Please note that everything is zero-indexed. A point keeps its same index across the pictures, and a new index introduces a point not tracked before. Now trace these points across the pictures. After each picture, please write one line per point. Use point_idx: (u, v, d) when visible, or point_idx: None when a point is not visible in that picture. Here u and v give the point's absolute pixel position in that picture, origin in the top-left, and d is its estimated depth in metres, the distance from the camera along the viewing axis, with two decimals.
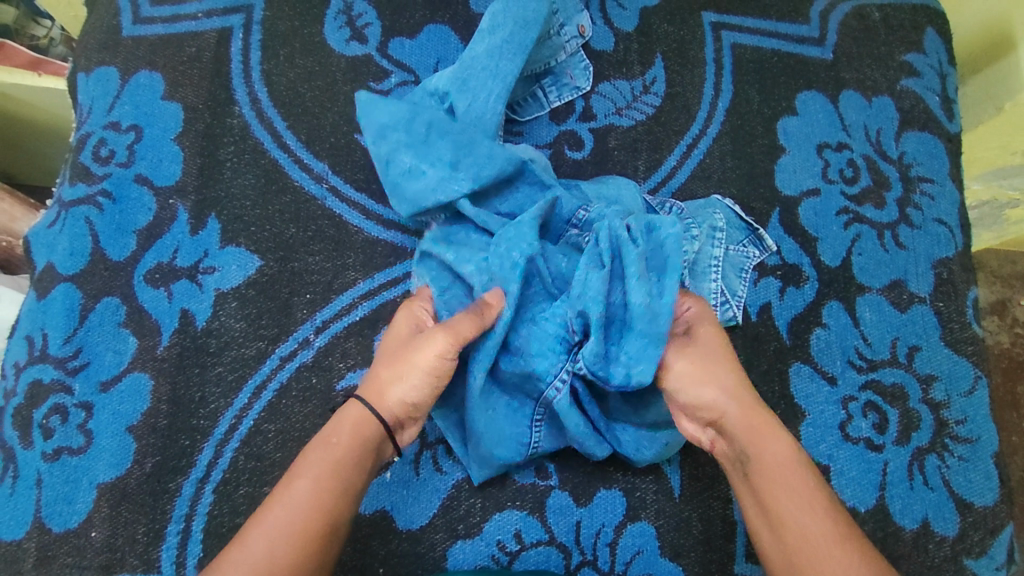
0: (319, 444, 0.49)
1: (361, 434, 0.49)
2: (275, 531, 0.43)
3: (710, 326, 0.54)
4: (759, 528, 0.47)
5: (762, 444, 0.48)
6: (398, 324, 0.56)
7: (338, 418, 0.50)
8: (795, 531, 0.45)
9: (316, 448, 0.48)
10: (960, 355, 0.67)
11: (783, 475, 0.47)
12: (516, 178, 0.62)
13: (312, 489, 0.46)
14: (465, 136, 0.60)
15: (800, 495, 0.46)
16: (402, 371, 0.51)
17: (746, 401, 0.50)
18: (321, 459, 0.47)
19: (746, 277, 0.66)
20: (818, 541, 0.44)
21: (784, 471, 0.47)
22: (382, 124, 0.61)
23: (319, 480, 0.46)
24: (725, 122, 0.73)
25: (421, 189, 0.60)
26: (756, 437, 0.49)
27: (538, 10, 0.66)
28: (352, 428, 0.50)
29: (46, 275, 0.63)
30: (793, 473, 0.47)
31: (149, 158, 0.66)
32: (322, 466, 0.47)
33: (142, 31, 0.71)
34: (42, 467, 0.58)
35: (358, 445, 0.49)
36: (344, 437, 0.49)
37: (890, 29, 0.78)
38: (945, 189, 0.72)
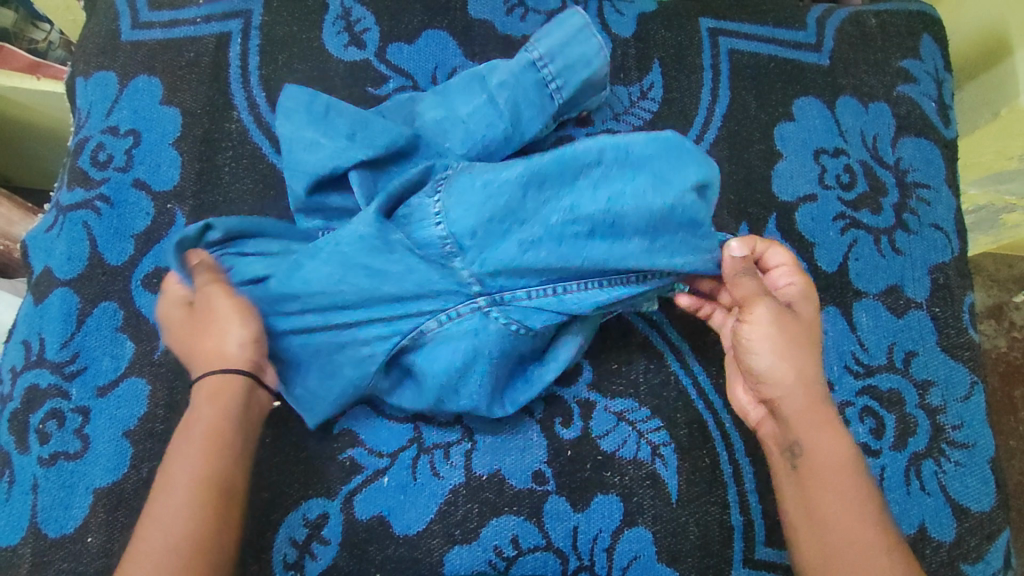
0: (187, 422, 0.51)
1: (222, 400, 0.52)
2: (171, 515, 0.47)
3: (808, 309, 0.55)
4: (798, 520, 0.50)
5: (816, 442, 0.51)
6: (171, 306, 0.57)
7: (196, 392, 0.53)
8: (838, 531, 0.48)
9: (184, 429, 0.51)
10: (956, 360, 0.67)
11: (829, 475, 0.50)
12: (413, 151, 0.64)
13: (198, 469, 0.49)
14: (361, 114, 0.62)
15: (849, 499, 0.49)
16: (208, 326, 0.54)
17: (811, 397, 0.52)
18: (197, 438, 0.50)
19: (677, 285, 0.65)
20: (863, 547, 0.48)
21: (831, 473, 0.50)
22: (289, 107, 0.62)
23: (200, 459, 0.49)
24: (722, 128, 0.73)
25: (317, 159, 0.60)
26: (812, 433, 0.51)
27: (534, 116, 0.66)
28: (211, 396, 0.52)
29: (44, 280, 0.63)
30: (842, 475, 0.50)
31: (147, 163, 0.66)
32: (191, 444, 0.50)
33: (141, 36, 0.71)
34: (39, 472, 0.57)
35: (216, 411, 0.52)
36: (210, 403, 0.52)
37: (887, 36, 0.78)
38: (942, 194, 0.73)
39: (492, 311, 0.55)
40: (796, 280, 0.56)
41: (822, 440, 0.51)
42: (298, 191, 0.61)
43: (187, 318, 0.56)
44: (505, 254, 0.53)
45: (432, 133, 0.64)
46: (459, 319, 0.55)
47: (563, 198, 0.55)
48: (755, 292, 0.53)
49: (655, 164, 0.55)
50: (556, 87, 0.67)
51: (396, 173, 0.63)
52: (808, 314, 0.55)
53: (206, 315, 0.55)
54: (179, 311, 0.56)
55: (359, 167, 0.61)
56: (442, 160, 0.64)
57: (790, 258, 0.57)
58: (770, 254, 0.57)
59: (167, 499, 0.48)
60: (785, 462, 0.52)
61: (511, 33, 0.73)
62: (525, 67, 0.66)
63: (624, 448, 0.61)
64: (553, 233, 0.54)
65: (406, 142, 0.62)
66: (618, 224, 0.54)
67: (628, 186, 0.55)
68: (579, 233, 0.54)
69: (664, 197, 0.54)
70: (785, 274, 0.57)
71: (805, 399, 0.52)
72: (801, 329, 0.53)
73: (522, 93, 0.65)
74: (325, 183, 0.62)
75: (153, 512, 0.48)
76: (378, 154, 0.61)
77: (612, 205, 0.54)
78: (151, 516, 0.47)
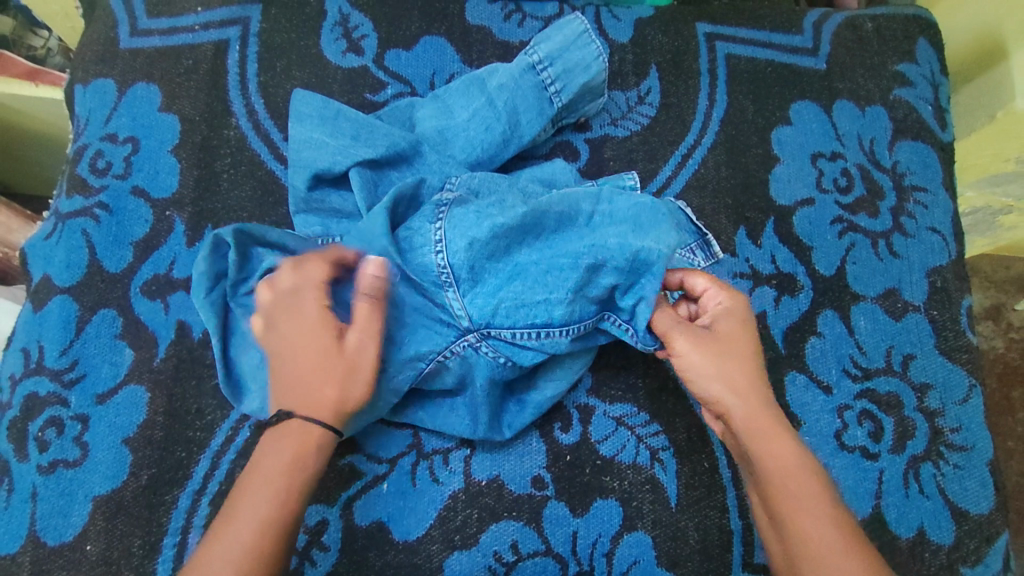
0: (262, 460, 0.49)
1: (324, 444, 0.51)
2: (239, 554, 0.46)
3: (736, 321, 0.55)
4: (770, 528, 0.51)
5: (765, 445, 0.52)
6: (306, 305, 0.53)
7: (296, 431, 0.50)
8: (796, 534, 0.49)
9: (257, 470, 0.49)
10: (954, 363, 0.67)
11: (783, 472, 0.50)
12: (413, 157, 0.64)
13: (274, 510, 0.47)
14: (367, 118, 0.64)
15: (802, 501, 0.49)
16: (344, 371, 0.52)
17: (752, 399, 0.53)
18: (268, 482, 0.48)
19: None
20: (818, 549, 0.47)
21: (784, 474, 0.50)
22: (300, 111, 0.64)
23: (275, 498, 0.48)
24: (720, 132, 0.73)
25: (321, 157, 0.62)
26: (758, 440, 0.52)
27: (532, 119, 0.67)
28: (316, 446, 0.50)
29: (43, 288, 0.63)
30: (796, 475, 0.50)
31: (146, 170, 0.66)
32: (273, 485, 0.48)
33: (140, 43, 0.71)
34: (38, 480, 0.57)
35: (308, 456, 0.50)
36: (310, 456, 0.50)
37: (883, 40, 0.78)
38: (939, 197, 0.73)
39: (481, 344, 0.56)
40: (724, 300, 0.56)
41: (768, 446, 0.51)
42: (300, 187, 0.63)
43: (319, 339, 0.52)
44: (498, 287, 0.54)
45: (434, 136, 0.65)
46: (449, 352, 0.56)
47: (557, 243, 0.55)
48: (673, 323, 0.55)
49: (653, 223, 0.55)
50: (555, 91, 0.67)
51: (397, 177, 0.63)
52: (731, 328, 0.55)
53: (341, 353, 0.52)
54: (320, 329, 0.52)
55: (362, 164, 0.62)
56: (439, 169, 0.64)
57: (710, 281, 0.57)
58: (690, 283, 0.57)
59: (240, 534, 0.46)
60: (748, 471, 0.53)
61: (509, 38, 0.73)
62: (526, 72, 0.67)
63: (623, 453, 0.61)
64: (548, 274, 0.54)
65: (407, 145, 0.63)
66: (611, 272, 0.54)
67: (625, 235, 0.54)
68: (572, 278, 0.53)
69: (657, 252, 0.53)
70: (712, 295, 0.57)
71: (749, 402, 0.53)
72: (728, 348, 0.54)
73: (522, 96, 0.67)
74: (328, 180, 0.63)
75: (217, 551, 0.46)
76: (381, 155, 0.62)
77: (606, 254, 0.53)
78: (213, 552, 0.46)
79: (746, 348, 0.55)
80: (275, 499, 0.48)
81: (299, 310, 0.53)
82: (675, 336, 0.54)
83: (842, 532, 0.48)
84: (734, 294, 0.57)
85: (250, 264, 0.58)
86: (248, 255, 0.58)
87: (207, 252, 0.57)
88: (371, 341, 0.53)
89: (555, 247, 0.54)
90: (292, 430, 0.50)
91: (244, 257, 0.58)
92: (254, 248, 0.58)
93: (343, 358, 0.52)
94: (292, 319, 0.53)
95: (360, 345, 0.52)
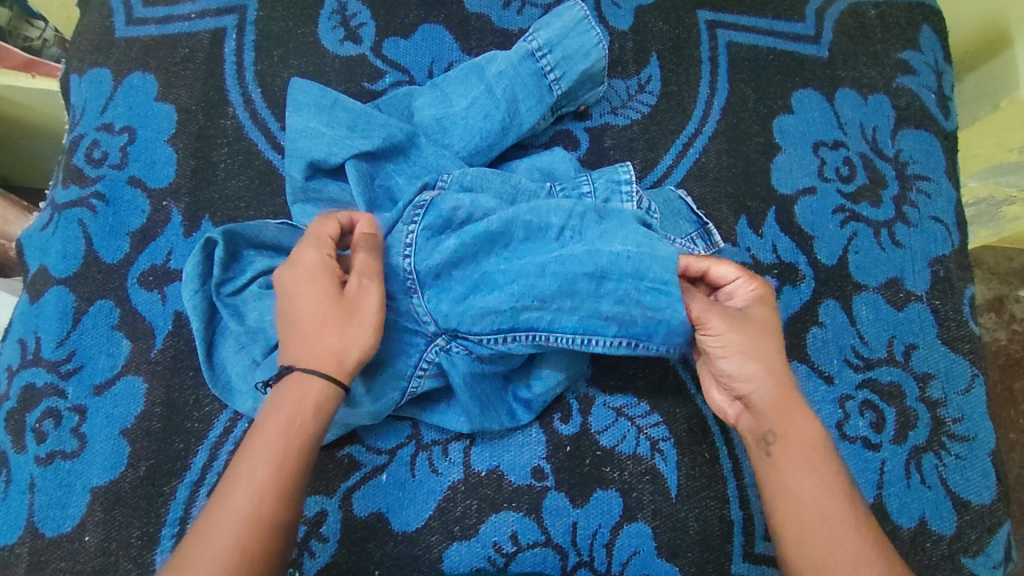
0: (262, 427, 0.48)
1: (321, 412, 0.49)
2: (237, 522, 0.45)
3: (762, 310, 0.53)
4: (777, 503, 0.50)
5: (790, 426, 0.51)
6: (303, 258, 0.52)
7: (298, 397, 0.49)
8: (813, 511, 0.48)
9: (254, 435, 0.48)
10: (956, 353, 0.67)
11: (806, 454, 0.50)
12: (409, 148, 0.63)
13: (274, 476, 0.46)
14: (364, 107, 0.63)
15: (820, 476, 0.49)
16: (347, 318, 0.50)
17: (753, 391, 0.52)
18: (268, 451, 0.47)
19: None
20: (834, 522, 0.48)
21: (806, 454, 0.50)
22: (297, 100, 0.64)
23: (274, 465, 0.47)
24: (721, 121, 0.73)
25: (317, 146, 0.62)
26: (785, 419, 0.51)
27: (532, 106, 0.66)
28: (314, 407, 0.49)
29: (40, 278, 0.63)
30: (817, 457, 0.50)
31: (143, 160, 0.66)
32: (272, 450, 0.47)
33: (135, 32, 0.70)
34: (35, 472, 0.57)
35: (307, 415, 0.49)
36: (306, 416, 0.49)
37: (886, 27, 0.77)
38: (942, 186, 0.72)
39: (452, 344, 0.56)
40: (755, 288, 0.54)
41: (792, 425, 0.51)
42: (297, 177, 0.62)
43: (317, 289, 0.51)
44: (468, 293, 0.55)
45: (433, 126, 0.65)
46: (422, 366, 0.56)
47: (527, 252, 0.55)
48: (706, 305, 0.53)
49: (619, 228, 0.56)
50: (555, 78, 0.67)
51: (394, 169, 0.63)
52: (765, 320, 0.53)
53: (342, 300, 0.51)
54: (321, 278, 0.51)
55: (358, 156, 0.61)
56: (436, 161, 0.63)
57: (739, 270, 0.54)
58: (716, 272, 0.54)
59: (236, 503, 0.45)
60: (760, 448, 0.52)
61: (508, 26, 0.73)
62: (525, 59, 0.66)
63: (623, 444, 0.61)
64: (514, 282, 0.54)
65: (403, 135, 0.63)
66: (578, 277, 0.54)
67: (592, 245, 0.55)
68: (539, 283, 0.54)
69: (624, 258, 0.54)
70: (737, 288, 0.54)
71: (778, 384, 0.51)
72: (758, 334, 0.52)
73: (521, 84, 0.66)
74: (325, 170, 0.63)
75: (214, 519, 0.45)
76: (377, 146, 0.62)
77: (571, 261, 0.54)
78: (212, 519, 0.45)
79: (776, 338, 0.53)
80: (274, 467, 0.47)
81: (298, 260, 0.52)
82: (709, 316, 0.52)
83: (855, 515, 0.48)
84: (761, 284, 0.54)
85: (239, 264, 0.59)
86: (238, 256, 0.59)
87: (197, 252, 0.57)
88: (372, 285, 0.51)
89: (523, 254, 0.55)
90: (297, 392, 0.49)
91: (233, 256, 0.58)
92: (245, 250, 0.59)
93: (346, 308, 0.51)
94: (293, 275, 0.52)
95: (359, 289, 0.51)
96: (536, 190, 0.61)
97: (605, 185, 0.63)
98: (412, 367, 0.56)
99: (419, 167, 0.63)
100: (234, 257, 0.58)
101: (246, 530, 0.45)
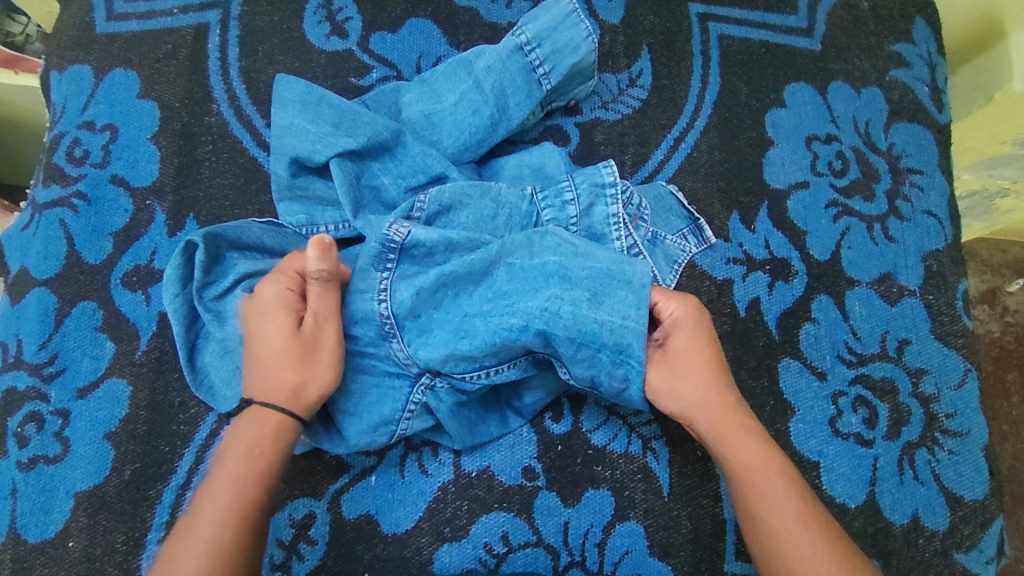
0: (221, 460, 0.50)
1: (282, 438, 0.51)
2: (198, 551, 0.45)
3: (688, 334, 0.55)
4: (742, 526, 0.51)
5: (732, 448, 0.52)
6: (263, 292, 0.54)
7: (257, 426, 0.51)
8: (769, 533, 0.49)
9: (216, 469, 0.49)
10: (950, 348, 0.66)
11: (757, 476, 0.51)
12: (395, 147, 0.62)
13: (236, 503, 0.47)
14: (349, 104, 0.62)
15: (771, 496, 0.50)
16: (306, 350, 0.52)
17: (715, 407, 0.53)
18: (227, 481, 0.48)
19: (678, 269, 0.65)
20: (789, 542, 0.48)
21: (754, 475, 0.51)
22: (282, 97, 0.63)
23: (236, 496, 0.48)
24: (713, 115, 0.72)
25: (302, 144, 0.61)
26: (727, 444, 0.52)
27: (521, 101, 0.65)
28: (273, 436, 0.51)
29: (21, 280, 0.62)
30: (764, 478, 0.51)
31: (125, 158, 0.65)
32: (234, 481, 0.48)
33: (116, 28, 0.69)
34: (18, 477, 0.56)
35: (262, 444, 0.50)
36: (267, 446, 0.50)
37: (878, 19, 0.77)
38: (935, 180, 0.72)
39: (436, 381, 0.56)
40: (677, 309, 0.55)
41: (735, 448, 0.52)
42: (282, 175, 0.61)
43: (275, 327, 0.53)
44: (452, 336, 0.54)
45: (420, 122, 0.64)
46: (410, 409, 0.56)
47: (512, 295, 0.53)
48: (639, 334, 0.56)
49: (606, 290, 0.53)
50: (544, 73, 0.66)
51: (380, 168, 0.62)
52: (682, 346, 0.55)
53: (301, 338, 0.52)
54: (279, 315, 0.53)
55: (343, 155, 0.61)
56: (422, 159, 0.62)
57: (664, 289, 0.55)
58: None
59: (199, 532, 0.46)
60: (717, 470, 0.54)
61: (497, 20, 0.72)
62: (513, 53, 0.65)
63: (614, 442, 0.61)
64: (493, 332, 0.53)
65: (388, 134, 0.62)
66: (561, 333, 0.53)
67: (577, 299, 0.52)
68: (519, 336, 0.53)
69: (604, 322, 0.52)
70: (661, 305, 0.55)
71: (710, 412, 0.53)
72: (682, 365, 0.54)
73: (509, 79, 0.65)
74: (311, 167, 0.62)
75: (177, 551, 0.46)
76: (362, 145, 0.61)
77: (554, 316, 0.52)
78: (177, 550, 0.46)
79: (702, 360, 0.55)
80: (236, 496, 0.48)
81: (259, 296, 0.54)
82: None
83: (806, 530, 0.49)
84: (685, 301, 0.56)
85: (222, 267, 0.58)
86: (220, 258, 0.58)
87: (177, 256, 0.56)
88: (330, 326, 0.53)
89: (510, 301, 0.53)
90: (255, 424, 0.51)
91: (215, 259, 0.57)
92: (228, 252, 0.58)
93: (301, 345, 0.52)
94: (256, 312, 0.54)
95: (318, 330, 0.53)
96: (517, 203, 0.60)
97: (588, 189, 0.61)
98: (400, 409, 0.56)
99: (405, 166, 0.62)
100: (217, 259, 0.57)
101: (208, 558, 0.45)
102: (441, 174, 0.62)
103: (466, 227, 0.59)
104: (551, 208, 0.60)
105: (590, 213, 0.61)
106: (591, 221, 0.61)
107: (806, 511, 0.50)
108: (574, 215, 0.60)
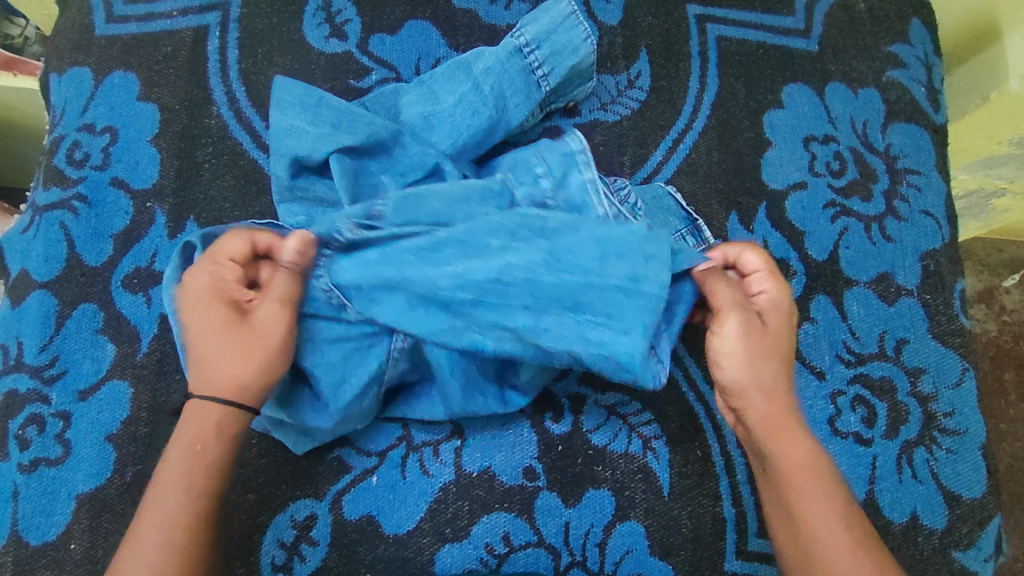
0: (166, 458, 0.49)
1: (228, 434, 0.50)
2: (149, 555, 0.46)
3: (781, 317, 0.54)
4: (778, 526, 0.51)
5: (778, 446, 0.51)
6: (192, 280, 0.52)
7: (200, 423, 0.49)
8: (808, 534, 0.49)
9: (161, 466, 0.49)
10: (947, 347, 0.67)
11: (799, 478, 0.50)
12: (394, 147, 0.63)
13: (181, 507, 0.47)
14: (348, 105, 0.62)
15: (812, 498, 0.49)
16: (244, 337, 0.50)
17: (777, 402, 0.52)
18: (172, 481, 0.48)
19: None
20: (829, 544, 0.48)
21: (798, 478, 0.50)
22: (280, 99, 0.63)
23: (184, 497, 0.48)
24: (711, 117, 0.72)
25: (301, 145, 0.61)
26: (775, 439, 0.51)
27: (520, 103, 0.66)
28: (216, 433, 0.49)
29: (21, 282, 0.62)
30: (810, 479, 0.50)
31: (125, 160, 0.65)
32: (180, 480, 0.48)
33: (115, 30, 0.69)
34: (19, 480, 0.56)
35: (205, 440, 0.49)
36: (210, 442, 0.49)
37: (875, 20, 0.77)
38: (932, 180, 0.72)
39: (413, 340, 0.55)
40: (769, 288, 0.55)
41: (784, 444, 0.51)
42: (282, 176, 0.61)
43: (214, 318, 0.51)
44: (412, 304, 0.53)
45: (419, 122, 0.64)
46: (393, 355, 0.55)
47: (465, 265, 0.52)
48: (732, 301, 0.53)
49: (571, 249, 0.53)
50: (543, 75, 0.66)
51: (378, 167, 0.63)
52: (779, 324, 0.54)
53: (242, 325, 0.51)
54: (220, 303, 0.51)
55: (342, 151, 0.61)
56: (420, 158, 0.63)
57: (764, 263, 0.55)
58: (745, 257, 0.55)
59: (148, 536, 0.46)
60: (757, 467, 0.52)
61: (496, 22, 0.72)
62: (513, 54, 0.65)
63: (615, 442, 0.61)
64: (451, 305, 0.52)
65: (387, 134, 0.62)
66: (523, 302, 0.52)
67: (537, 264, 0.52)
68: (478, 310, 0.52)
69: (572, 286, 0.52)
70: (757, 281, 0.55)
71: (769, 404, 0.52)
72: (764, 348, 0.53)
73: (509, 81, 0.65)
74: (310, 168, 0.62)
75: (127, 556, 0.46)
76: (360, 143, 0.61)
77: (512, 283, 0.52)
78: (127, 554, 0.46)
79: (787, 347, 0.54)
80: (183, 496, 0.48)
81: (189, 286, 0.52)
82: (726, 312, 0.52)
83: (850, 536, 0.48)
84: (781, 286, 0.55)
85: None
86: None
87: (177, 257, 0.56)
88: (280, 310, 0.51)
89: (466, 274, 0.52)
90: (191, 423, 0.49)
91: None
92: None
93: (247, 329, 0.50)
94: (192, 300, 0.51)
95: (268, 317, 0.51)
96: (488, 184, 0.58)
97: (558, 159, 0.61)
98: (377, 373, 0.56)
99: (403, 164, 0.63)
100: None
101: (160, 559, 0.46)
102: (438, 171, 0.63)
103: (437, 212, 0.56)
104: (525, 185, 0.60)
105: (564, 183, 0.60)
106: (566, 192, 0.60)
107: (850, 515, 0.49)
108: (549, 189, 0.60)
